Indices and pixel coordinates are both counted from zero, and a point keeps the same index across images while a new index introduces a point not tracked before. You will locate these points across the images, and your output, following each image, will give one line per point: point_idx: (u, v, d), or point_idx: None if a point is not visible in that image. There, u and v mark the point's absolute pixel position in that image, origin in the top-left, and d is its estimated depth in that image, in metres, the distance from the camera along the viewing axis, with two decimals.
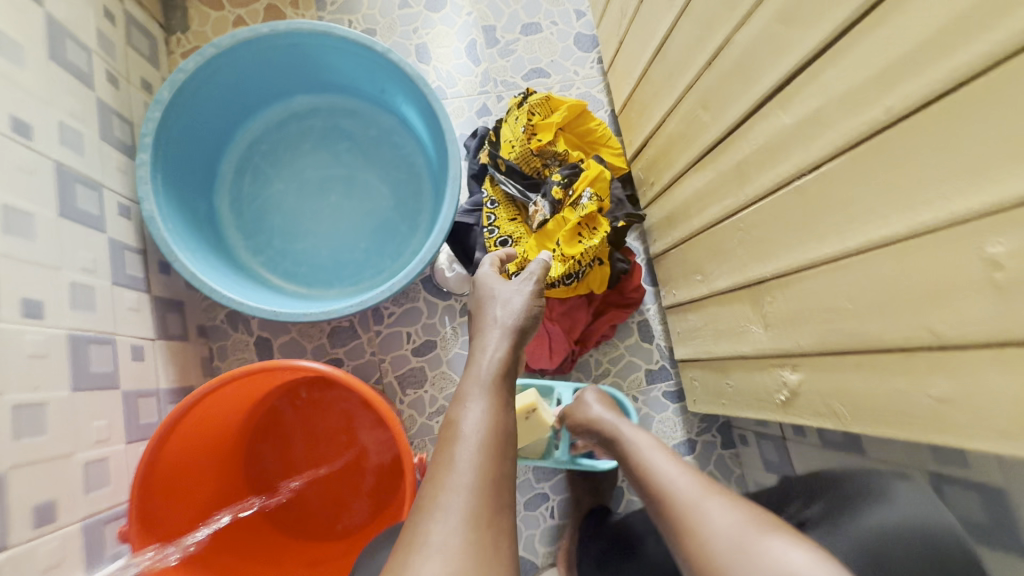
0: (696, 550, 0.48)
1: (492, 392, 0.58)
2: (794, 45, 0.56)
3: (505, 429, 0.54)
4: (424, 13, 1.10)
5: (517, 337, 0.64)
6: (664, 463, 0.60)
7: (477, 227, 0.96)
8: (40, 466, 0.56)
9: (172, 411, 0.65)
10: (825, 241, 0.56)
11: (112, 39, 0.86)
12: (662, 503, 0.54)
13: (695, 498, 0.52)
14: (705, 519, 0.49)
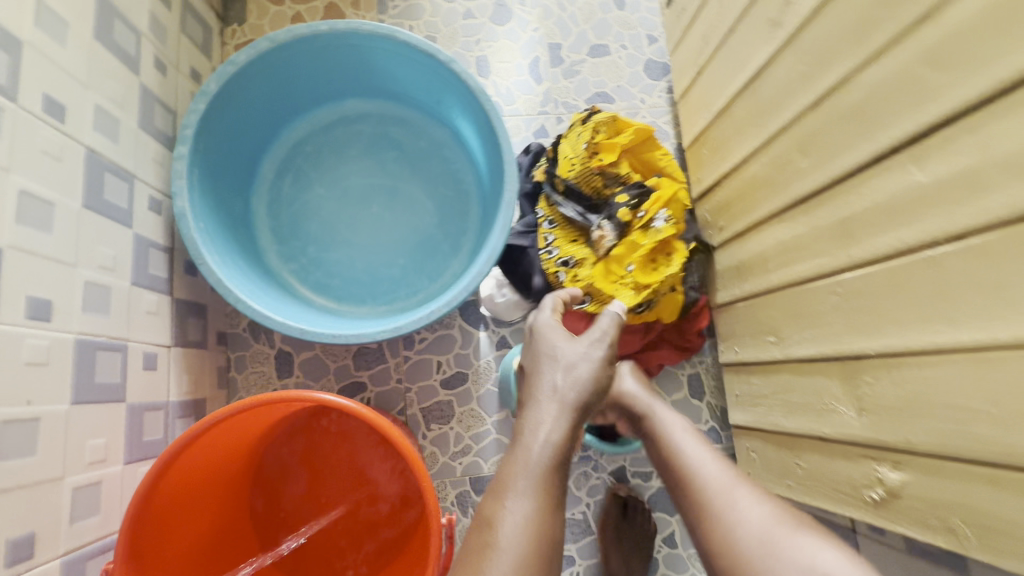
0: (718, 538, 0.50)
1: (540, 487, 0.52)
2: (941, 93, 0.47)
3: (550, 540, 0.49)
4: (488, 25, 1.05)
5: (576, 417, 0.57)
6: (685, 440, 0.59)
7: (532, 248, 0.88)
8: (22, 492, 0.49)
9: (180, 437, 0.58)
10: (963, 326, 0.47)
11: (165, 24, 0.81)
12: (685, 486, 0.55)
13: (728, 491, 0.52)
14: (738, 517, 0.50)
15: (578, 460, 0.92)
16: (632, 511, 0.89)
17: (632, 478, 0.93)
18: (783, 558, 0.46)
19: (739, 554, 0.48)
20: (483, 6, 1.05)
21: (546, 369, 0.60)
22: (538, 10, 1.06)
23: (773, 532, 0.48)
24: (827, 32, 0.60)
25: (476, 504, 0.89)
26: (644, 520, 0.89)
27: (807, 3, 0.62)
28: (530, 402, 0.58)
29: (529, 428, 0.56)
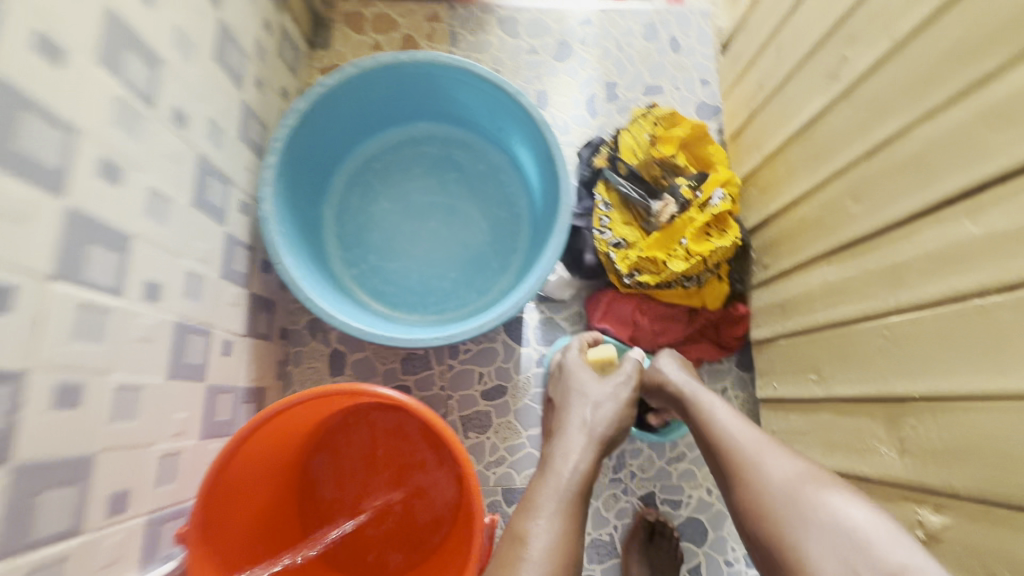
0: (752, 494, 0.56)
1: (565, 510, 0.59)
2: (998, 151, 0.50)
3: (572, 558, 0.56)
4: (550, 61, 1.12)
5: (600, 450, 0.66)
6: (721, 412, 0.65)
7: (585, 230, 0.94)
8: (124, 452, 0.54)
9: (255, 418, 0.63)
10: (1010, 374, 0.49)
11: (266, 47, 0.91)
12: (720, 451, 0.61)
13: (760, 454, 0.58)
14: (768, 477, 0.56)
15: (608, 480, 0.94)
16: (658, 536, 0.91)
17: (660, 504, 0.94)
18: (811, 509, 0.52)
19: (773, 508, 0.53)
20: (546, 44, 1.12)
21: (575, 404, 0.70)
22: (598, 49, 1.13)
23: (798, 485, 0.54)
24: (885, 88, 0.63)
25: (506, 515, 0.92)
26: (670, 547, 0.90)
27: (866, 60, 0.66)
28: (559, 435, 0.67)
29: (560, 457, 0.64)
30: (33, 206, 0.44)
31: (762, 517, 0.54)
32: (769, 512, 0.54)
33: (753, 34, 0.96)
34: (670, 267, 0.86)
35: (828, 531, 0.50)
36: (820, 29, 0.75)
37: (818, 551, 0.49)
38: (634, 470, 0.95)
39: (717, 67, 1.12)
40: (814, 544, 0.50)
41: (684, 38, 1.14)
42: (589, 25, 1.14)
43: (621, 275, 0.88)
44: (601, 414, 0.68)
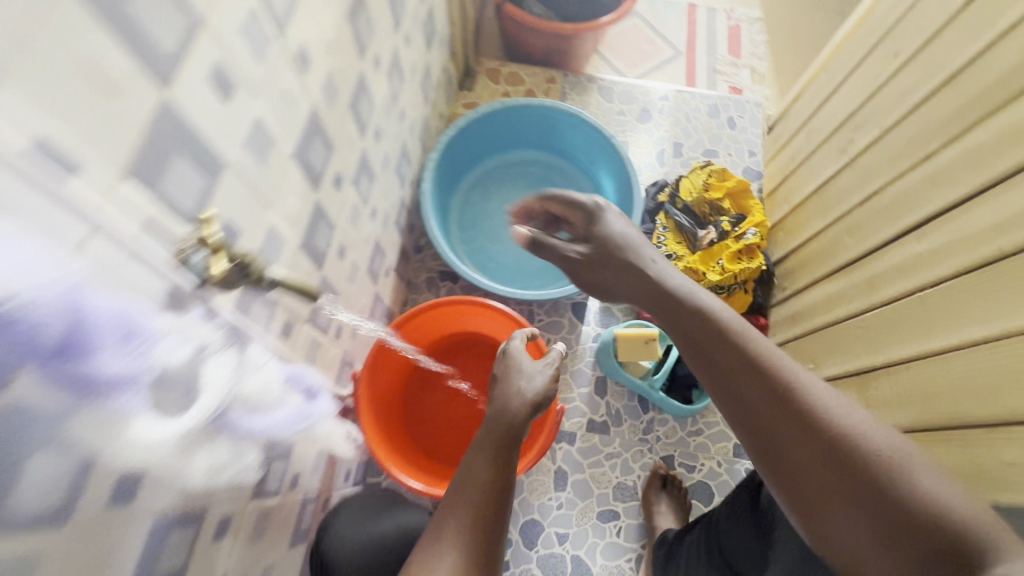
0: (838, 485, 0.45)
1: (504, 448, 0.68)
2: (935, 197, 0.78)
3: (506, 485, 0.64)
4: (633, 122, 1.47)
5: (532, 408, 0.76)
6: (778, 358, 0.52)
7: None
8: (347, 305, 0.85)
9: (421, 307, 0.95)
10: (933, 338, 0.74)
11: (440, 82, 1.29)
12: (784, 428, 0.49)
13: (844, 426, 0.47)
14: (862, 463, 0.45)
15: (638, 438, 1.19)
16: (669, 485, 1.12)
17: (677, 466, 1.17)
18: (899, 492, 0.43)
19: (862, 502, 0.44)
20: (632, 109, 1.48)
21: (514, 373, 0.81)
22: (671, 118, 1.47)
23: (890, 468, 0.44)
24: (873, 159, 0.92)
25: (555, 449, 1.17)
26: (680, 494, 1.11)
27: (865, 140, 0.95)
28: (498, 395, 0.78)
29: (499, 411, 0.74)
30: (356, 140, 0.78)
31: (840, 497, 0.45)
32: (841, 499, 0.45)
33: (792, 121, 1.29)
34: (707, 277, 1.13)
35: (917, 527, 0.42)
36: (838, 119, 1.05)
37: (904, 552, 0.42)
38: (660, 434, 1.19)
39: (763, 144, 1.44)
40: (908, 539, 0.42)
41: (738, 119, 1.47)
42: (667, 100, 1.49)
43: None
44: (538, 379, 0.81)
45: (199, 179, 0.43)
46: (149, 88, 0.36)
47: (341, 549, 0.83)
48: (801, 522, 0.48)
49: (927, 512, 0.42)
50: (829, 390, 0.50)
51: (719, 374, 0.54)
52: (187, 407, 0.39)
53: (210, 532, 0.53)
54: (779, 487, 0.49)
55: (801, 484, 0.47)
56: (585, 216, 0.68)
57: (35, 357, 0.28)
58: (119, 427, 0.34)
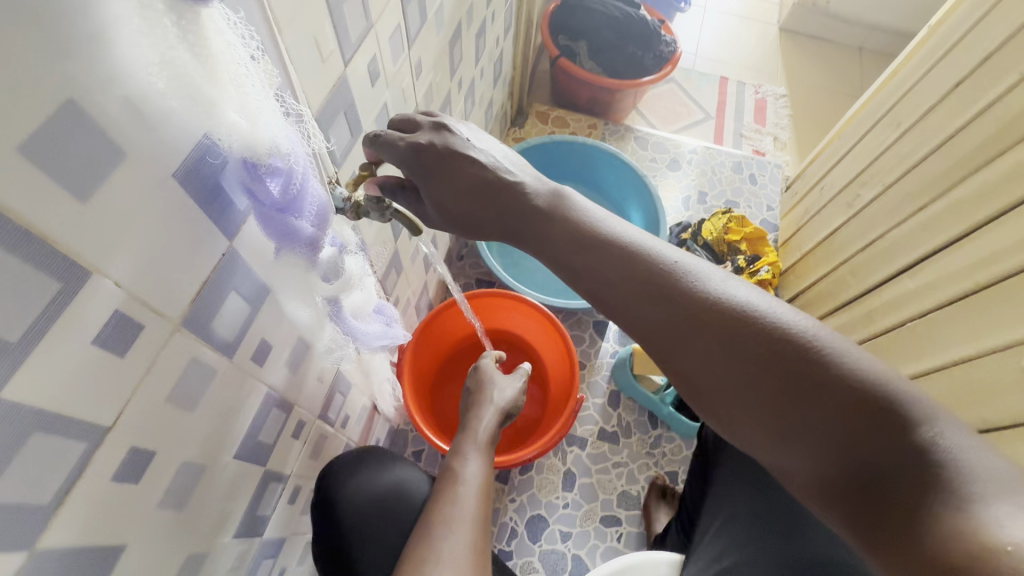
0: (747, 390, 0.51)
1: (484, 451, 0.81)
2: (925, 241, 0.90)
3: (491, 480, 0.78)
4: (664, 169, 1.63)
5: (503, 417, 0.87)
6: (654, 259, 0.54)
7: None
8: (405, 282, 0.98)
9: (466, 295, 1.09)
10: (925, 360, 0.85)
11: (498, 116, 1.48)
12: (690, 354, 0.53)
13: (726, 322, 0.51)
14: (750, 354, 0.50)
15: (645, 451, 1.25)
16: (669, 496, 1.17)
17: (680, 482, 1.23)
18: (797, 383, 0.48)
19: (770, 404, 0.50)
20: (663, 158, 1.65)
21: (487, 385, 0.90)
22: (698, 170, 1.63)
23: (776, 349, 0.49)
24: (875, 211, 1.05)
25: (564, 450, 1.24)
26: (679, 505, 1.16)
27: (870, 195, 1.08)
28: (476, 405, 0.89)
29: (473, 419, 0.86)
30: None
31: (752, 400, 0.51)
32: (752, 401, 0.51)
33: (807, 180, 1.43)
34: None
35: (813, 399, 0.48)
36: (847, 178, 1.19)
37: (806, 427, 0.48)
38: (666, 450, 1.26)
39: (781, 201, 1.58)
40: (818, 424, 0.48)
41: (759, 177, 1.63)
42: (695, 153, 1.66)
43: None
44: (508, 392, 0.90)
45: (346, 136, 0.57)
46: (338, 63, 0.51)
47: (344, 499, 0.80)
48: (721, 417, 0.54)
49: (824, 384, 0.47)
50: (706, 279, 0.53)
51: (612, 301, 0.56)
52: (326, 283, 0.50)
53: (290, 429, 0.64)
54: (700, 394, 0.55)
55: (721, 397, 0.53)
56: (433, 163, 0.52)
57: (272, 203, 0.40)
58: (300, 281, 0.47)
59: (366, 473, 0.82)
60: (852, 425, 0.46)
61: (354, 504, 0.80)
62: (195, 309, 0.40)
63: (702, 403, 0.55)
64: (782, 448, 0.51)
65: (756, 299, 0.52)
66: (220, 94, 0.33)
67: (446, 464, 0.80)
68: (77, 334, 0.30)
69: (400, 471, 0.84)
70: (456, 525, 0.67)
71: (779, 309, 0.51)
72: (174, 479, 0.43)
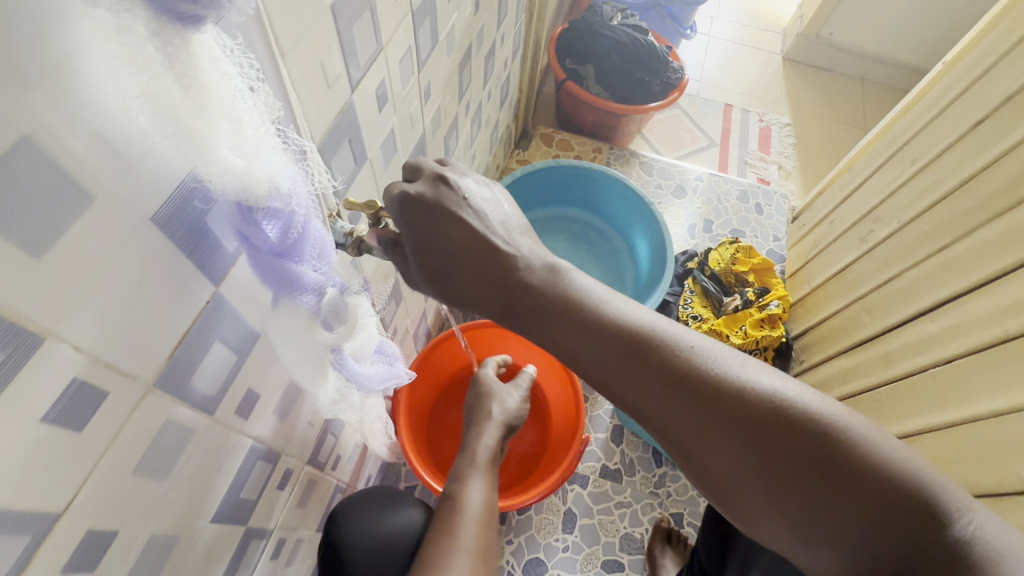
0: (767, 486, 0.45)
1: (485, 472, 0.79)
2: (949, 283, 0.86)
3: (492, 505, 0.74)
4: (669, 196, 1.61)
5: (503, 431, 0.87)
6: (666, 340, 0.48)
7: (673, 304, 1.35)
8: (405, 311, 0.93)
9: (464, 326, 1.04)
10: (946, 409, 0.80)
11: (503, 138, 1.45)
12: (702, 445, 0.47)
13: (751, 417, 0.45)
14: (777, 452, 0.44)
15: (649, 491, 1.20)
16: (673, 540, 1.12)
17: (685, 525, 1.17)
18: (822, 480, 0.43)
19: (792, 503, 0.44)
20: (669, 184, 1.63)
21: (487, 400, 0.90)
22: (703, 198, 1.61)
23: (808, 448, 0.44)
24: (891, 248, 1.02)
25: (566, 488, 1.19)
26: (685, 551, 1.10)
27: (885, 231, 1.05)
28: (479, 422, 0.86)
29: (475, 436, 0.84)
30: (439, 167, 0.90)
31: (771, 499, 0.45)
32: (771, 498, 0.45)
33: (816, 212, 1.41)
34: (730, 340, 1.20)
35: (839, 497, 0.43)
36: (860, 212, 1.16)
37: (838, 531, 0.43)
38: (671, 490, 1.20)
39: (787, 231, 1.56)
40: (845, 523, 0.43)
41: (766, 206, 1.61)
42: (701, 181, 1.64)
43: None
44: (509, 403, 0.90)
45: (350, 165, 0.53)
46: (345, 87, 0.47)
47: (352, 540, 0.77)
48: (732, 511, 0.48)
49: (860, 484, 0.43)
50: (726, 362, 0.47)
51: (616, 386, 0.49)
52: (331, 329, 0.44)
53: (276, 480, 0.58)
54: (709, 488, 0.49)
55: (735, 493, 0.47)
56: (419, 219, 0.47)
57: (269, 248, 0.35)
58: (301, 332, 0.42)
59: (376, 515, 0.80)
60: (888, 528, 0.42)
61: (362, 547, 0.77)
62: (171, 367, 0.35)
63: (713, 495, 0.49)
64: (807, 550, 0.45)
65: (782, 386, 0.46)
66: (212, 129, 0.28)
67: (448, 489, 0.76)
68: (24, 413, 0.25)
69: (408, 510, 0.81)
70: (454, 555, 0.63)
71: (806, 401, 0.45)
72: (139, 557, 0.38)
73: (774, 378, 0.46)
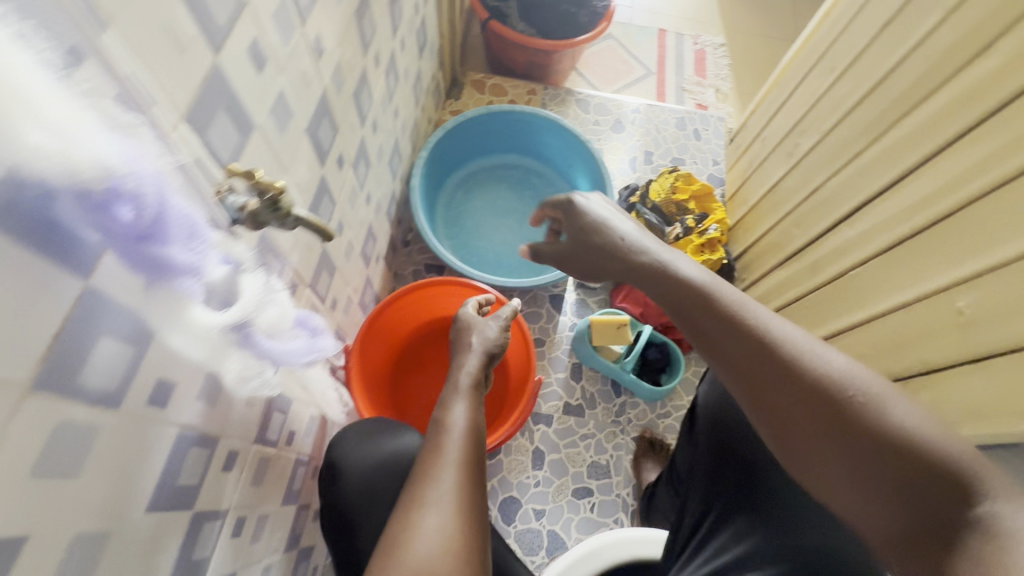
0: (826, 433, 0.57)
1: (470, 396, 0.80)
2: (863, 188, 0.90)
3: (478, 426, 0.76)
4: (608, 131, 1.59)
5: (486, 359, 0.89)
6: (766, 320, 0.63)
7: None
8: (343, 279, 0.92)
9: (407, 287, 1.03)
10: (864, 308, 0.84)
11: (430, 88, 1.39)
12: (778, 395, 0.60)
13: (824, 384, 0.58)
14: (840, 413, 0.56)
15: (610, 420, 1.26)
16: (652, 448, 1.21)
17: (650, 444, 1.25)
18: (869, 435, 0.55)
19: (845, 448, 0.56)
20: (606, 120, 1.61)
21: (467, 332, 0.92)
22: (642, 129, 1.60)
23: (872, 410, 0.56)
24: (814, 160, 1.05)
25: (532, 429, 1.23)
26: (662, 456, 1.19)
27: (809, 144, 1.08)
28: (461, 353, 0.89)
29: (457, 366, 0.87)
30: (356, 128, 0.86)
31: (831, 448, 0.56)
32: (829, 448, 0.56)
33: (750, 131, 1.42)
34: None
35: (884, 457, 0.53)
36: (787, 127, 1.18)
37: (881, 481, 0.53)
38: (631, 417, 1.27)
39: (725, 154, 1.58)
40: (885, 474, 0.53)
41: (703, 131, 1.61)
42: (638, 112, 1.63)
43: None
44: (490, 333, 0.93)
45: (234, 135, 0.51)
46: (206, 51, 0.44)
47: (346, 463, 0.88)
48: (796, 459, 0.59)
49: (911, 449, 0.53)
50: (812, 347, 0.61)
51: (717, 344, 0.64)
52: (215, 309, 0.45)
53: (219, 463, 0.58)
54: (781, 437, 0.60)
55: (799, 437, 0.59)
56: (580, 217, 0.80)
57: (126, 232, 0.36)
58: (174, 311, 0.43)
59: (360, 444, 0.90)
60: (919, 487, 0.51)
61: (357, 469, 0.88)
62: (48, 368, 0.33)
63: (783, 445, 0.60)
64: (861, 500, 0.54)
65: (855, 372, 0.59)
66: (14, 113, 0.27)
67: (435, 416, 0.79)
68: None
69: (401, 437, 0.92)
70: (444, 466, 0.67)
71: (873, 387, 0.57)
72: (65, 556, 0.38)
73: (851, 367, 0.59)
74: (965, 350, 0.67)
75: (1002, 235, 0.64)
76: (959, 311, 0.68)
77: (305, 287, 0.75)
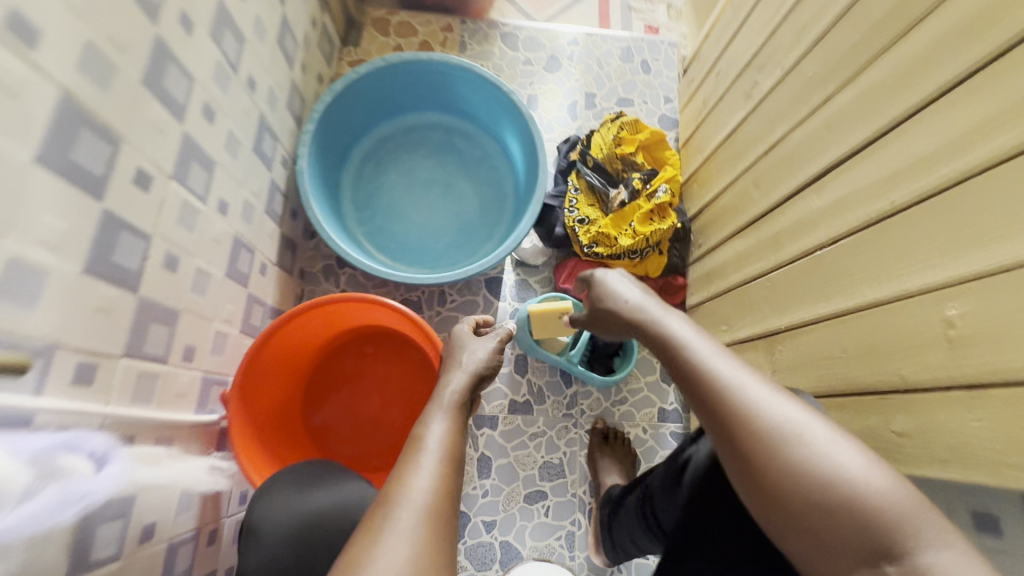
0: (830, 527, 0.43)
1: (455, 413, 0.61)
2: (833, 147, 0.71)
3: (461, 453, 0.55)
4: (541, 72, 1.34)
5: (475, 381, 0.69)
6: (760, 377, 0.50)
7: (558, 209, 1.14)
8: (198, 319, 0.73)
9: (295, 311, 0.84)
10: (831, 300, 0.70)
11: (311, 39, 1.11)
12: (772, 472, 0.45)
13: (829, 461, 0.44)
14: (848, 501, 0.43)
15: (561, 414, 1.14)
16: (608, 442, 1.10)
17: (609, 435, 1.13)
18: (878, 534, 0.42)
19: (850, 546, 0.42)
20: (539, 57, 1.35)
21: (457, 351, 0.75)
22: (582, 65, 1.35)
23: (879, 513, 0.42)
24: (776, 103, 0.85)
25: (477, 436, 1.11)
26: (621, 449, 1.08)
27: (769, 83, 0.88)
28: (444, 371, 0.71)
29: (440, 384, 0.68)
30: (168, 125, 0.64)
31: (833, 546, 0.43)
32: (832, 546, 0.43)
33: (704, 61, 1.19)
34: (619, 242, 1.08)
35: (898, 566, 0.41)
36: (744, 59, 0.97)
37: None
38: (584, 408, 1.15)
39: (678, 88, 1.35)
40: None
41: (652, 62, 1.37)
42: (576, 44, 1.37)
43: (582, 246, 1.09)
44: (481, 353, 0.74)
45: None
46: None
47: (272, 523, 0.68)
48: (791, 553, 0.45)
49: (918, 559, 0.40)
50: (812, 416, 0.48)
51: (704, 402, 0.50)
52: None
53: None
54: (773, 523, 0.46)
55: (796, 526, 0.44)
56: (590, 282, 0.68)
57: None
58: None
59: (296, 493, 0.72)
60: None
61: (281, 529, 0.68)
62: None
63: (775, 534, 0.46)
64: None
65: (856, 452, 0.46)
66: None
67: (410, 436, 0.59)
68: None
69: (346, 486, 0.73)
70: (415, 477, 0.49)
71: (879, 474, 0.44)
72: None
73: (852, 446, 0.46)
74: (950, 373, 0.53)
75: (1008, 227, 0.48)
76: (948, 322, 0.53)
77: (115, 360, 0.57)
